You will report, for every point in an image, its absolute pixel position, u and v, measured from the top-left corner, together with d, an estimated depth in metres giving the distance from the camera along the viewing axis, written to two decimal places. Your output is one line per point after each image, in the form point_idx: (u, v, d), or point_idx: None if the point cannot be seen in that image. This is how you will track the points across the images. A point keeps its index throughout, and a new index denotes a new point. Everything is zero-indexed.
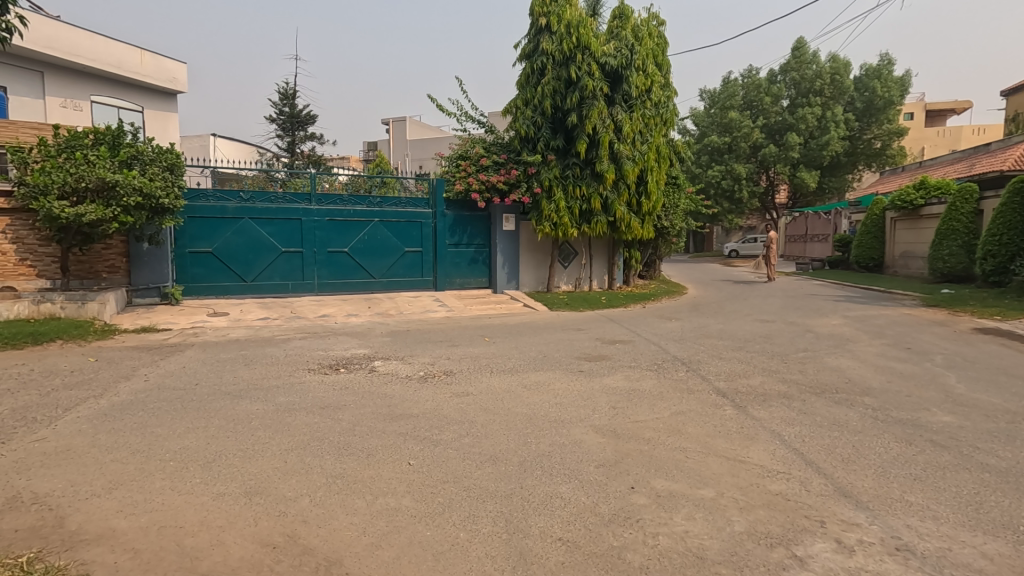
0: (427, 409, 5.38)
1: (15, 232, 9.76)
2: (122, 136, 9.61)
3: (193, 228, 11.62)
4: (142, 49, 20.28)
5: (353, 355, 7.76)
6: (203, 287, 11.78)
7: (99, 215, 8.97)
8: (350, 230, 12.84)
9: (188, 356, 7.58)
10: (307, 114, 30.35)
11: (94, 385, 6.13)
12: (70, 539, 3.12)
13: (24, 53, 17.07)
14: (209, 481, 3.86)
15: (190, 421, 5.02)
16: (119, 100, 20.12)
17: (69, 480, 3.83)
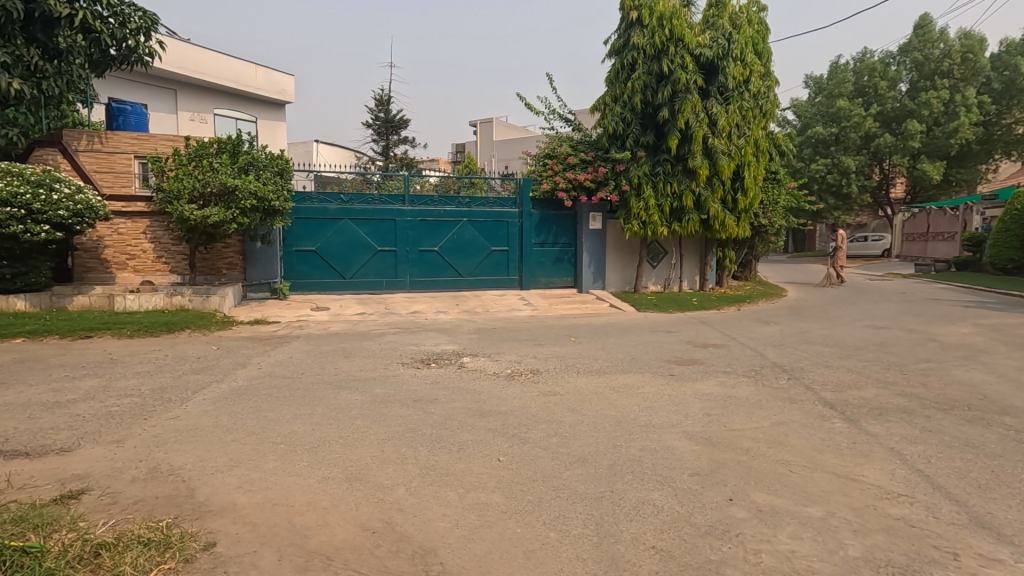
0: (514, 407, 5.43)
1: (154, 232, 11.02)
2: (241, 144, 10.51)
3: (299, 228, 12.47)
4: (256, 64, 22.13)
5: (443, 350, 8.00)
6: (307, 284, 12.63)
7: (221, 216, 9.93)
8: (440, 229, 13.27)
9: (294, 347, 8.19)
10: (401, 118, 31.73)
11: (216, 371, 6.79)
12: (200, 509, 3.46)
13: (160, 73, 19.22)
14: (315, 464, 4.14)
15: (296, 408, 5.41)
16: (237, 111, 22.07)
17: (198, 455, 4.26)
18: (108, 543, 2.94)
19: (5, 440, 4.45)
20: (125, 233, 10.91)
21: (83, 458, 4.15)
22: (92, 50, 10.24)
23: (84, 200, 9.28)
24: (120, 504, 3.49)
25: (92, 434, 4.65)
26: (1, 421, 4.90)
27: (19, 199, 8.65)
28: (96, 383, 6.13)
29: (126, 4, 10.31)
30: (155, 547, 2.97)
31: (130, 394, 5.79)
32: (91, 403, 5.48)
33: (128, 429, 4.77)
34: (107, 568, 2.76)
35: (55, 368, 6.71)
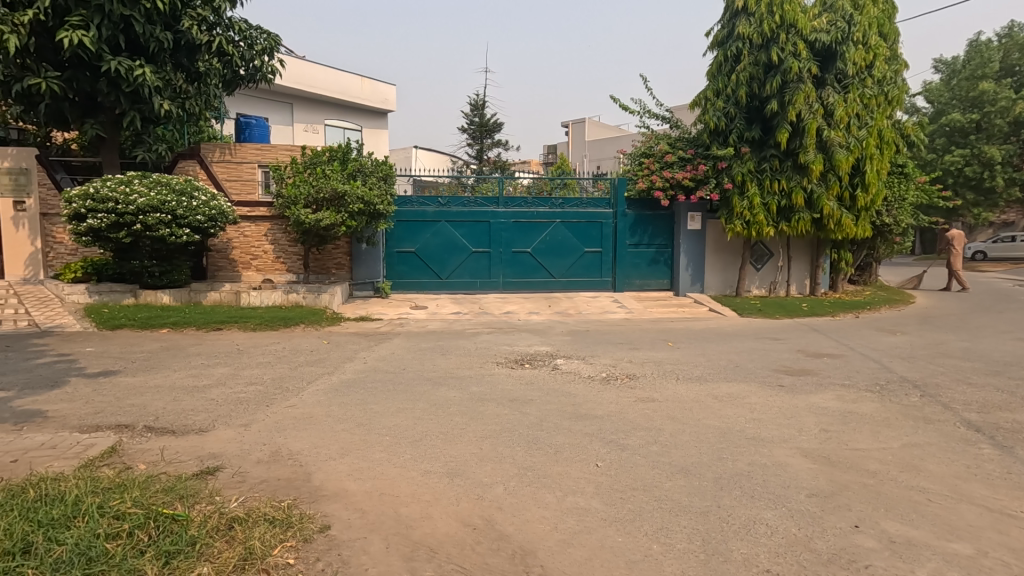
0: (611, 412, 5.31)
1: (274, 235, 12.06)
2: (350, 152, 11.22)
3: (400, 230, 13.05)
4: (362, 76, 23.57)
5: (536, 351, 8.03)
6: (407, 284, 13.20)
7: (332, 220, 10.65)
8: (533, 231, 13.35)
9: (395, 344, 8.60)
10: (494, 122, 32.37)
11: (327, 364, 7.29)
12: (315, 492, 3.72)
13: (280, 89, 21.06)
14: (417, 458, 4.30)
15: (398, 402, 5.65)
16: (345, 121, 23.64)
17: (313, 442, 4.58)
18: (239, 518, 3.22)
19: (155, 418, 5.05)
20: (249, 236, 12.03)
21: (218, 438, 4.62)
22: (225, 70, 11.41)
23: (217, 206, 10.43)
24: (248, 482, 3.83)
25: (224, 417, 5.16)
26: (152, 402, 5.57)
27: (167, 206, 9.74)
28: (226, 371, 6.81)
29: (252, 28, 11.42)
30: (280, 525, 3.21)
31: (254, 382, 6.37)
32: (222, 389, 6.09)
33: (253, 414, 5.24)
34: (239, 540, 3.03)
35: (193, 356, 7.54)
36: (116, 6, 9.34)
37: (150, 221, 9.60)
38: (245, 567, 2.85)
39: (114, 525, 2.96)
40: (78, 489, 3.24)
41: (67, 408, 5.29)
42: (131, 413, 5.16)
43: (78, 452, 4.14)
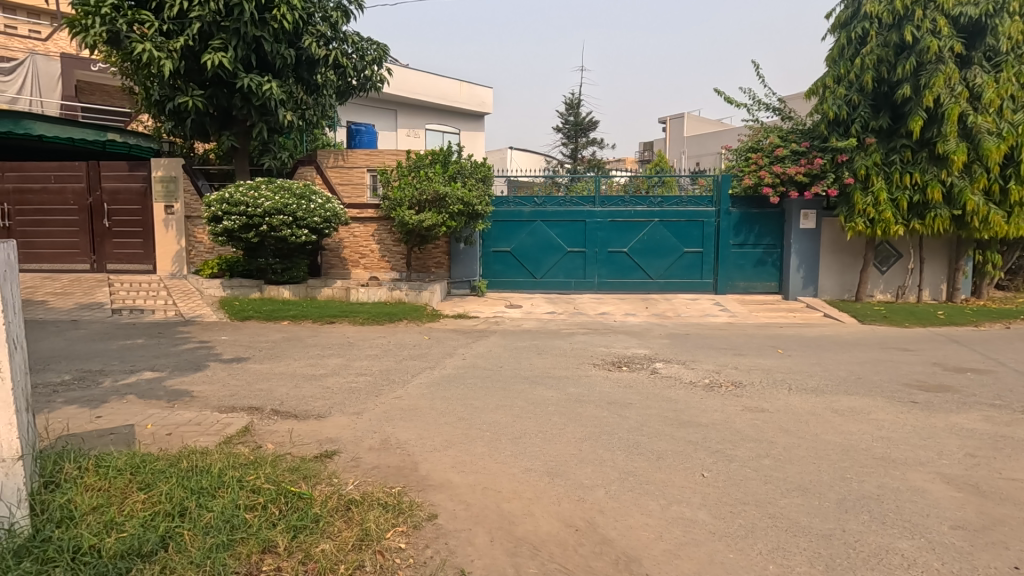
0: (716, 420, 5.06)
1: (380, 235, 12.77)
2: (450, 155, 11.63)
3: (496, 230, 13.30)
4: (460, 81, 24.35)
5: (634, 354, 7.84)
6: (502, 283, 13.43)
7: (434, 220, 11.08)
8: (630, 230, 13.05)
9: (492, 341, 8.78)
10: (590, 120, 32.09)
11: (429, 359, 7.60)
12: (422, 482, 3.88)
13: (385, 97, 22.28)
14: (517, 455, 4.35)
15: (497, 399, 5.76)
16: (444, 125, 24.55)
17: (419, 433, 4.79)
18: (356, 500, 3.44)
19: (281, 403, 5.53)
20: (358, 236, 12.81)
21: (334, 424, 4.97)
22: (340, 82, 12.27)
23: (331, 208, 11.23)
24: (362, 467, 4.08)
25: (339, 405, 5.54)
26: (277, 387, 6.11)
27: (289, 208, 10.65)
28: (339, 362, 7.32)
29: (364, 40, 12.22)
30: (392, 510, 3.39)
31: (364, 373, 6.79)
32: (337, 378, 6.56)
33: (364, 404, 5.58)
34: (357, 521, 3.23)
35: (311, 347, 8.18)
36: (250, 28, 10.37)
37: (275, 223, 10.56)
38: (362, 547, 3.03)
39: (252, 497, 3.27)
40: (221, 463, 3.61)
41: (208, 389, 5.95)
42: (260, 397, 5.70)
43: (219, 429, 4.64)
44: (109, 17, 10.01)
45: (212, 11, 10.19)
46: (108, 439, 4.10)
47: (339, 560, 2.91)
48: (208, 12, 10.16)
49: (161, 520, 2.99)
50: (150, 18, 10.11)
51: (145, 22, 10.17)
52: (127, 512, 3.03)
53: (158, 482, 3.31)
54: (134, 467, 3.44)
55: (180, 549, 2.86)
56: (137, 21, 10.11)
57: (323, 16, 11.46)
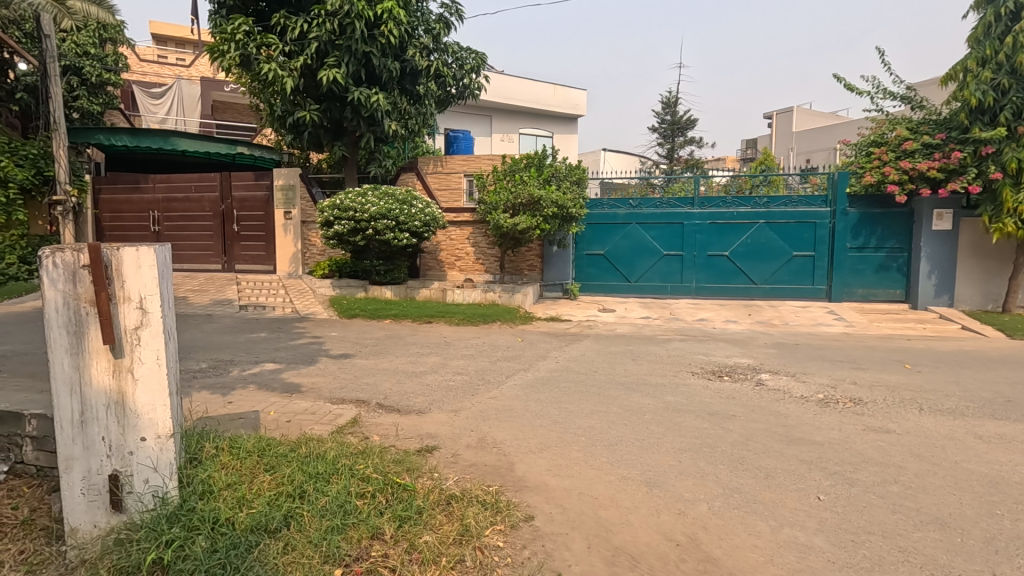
0: (832, 439, 4.65)
1: (475, 238, 13.10)
2: (545, 158, 11.67)
3: (590, 233, 13.17)
4: (555, 84, 24.41)
5: (737, 363, 7.42)
6: (595, 286, 13.26)
7: (528, 224, 11.21)
8: (732, 233, 12.40)
9: (585, 345, 8.71)
10: (688, 118, 30.92)
11: (523, 360, 7.68)
12: (518, 482, 3.92)
13: (481, 103, 22.90)
14: (614, 462, 4.27)
15: (592, 404, 5.69)
16: (538, 129, 24.72)
17: (515, 434, 4.85)
18: (457, 496, 3.54)
19: (385, 397, 5.84)
20: (455, 239, 13.22)
21: (433, 420, 5.17)
22: (440, 91, 12.90)
23: (430, 213, 11.72)
24: (460, 464, 4.20)
25: (438, 402, 5.75)
26: (381, 382, 6.47)
27: (392, 213, 11.24)
28: (437, 360, 7.61)
29: (463, 49, 12.77)
30: (490, 508, 3.45)
31: (461, 372, 7.00)
32: (436, 375, 6.82)
33: (462, 402, 5.75)
34: (457, 516, 3.32)
35: (411, 345, 8.57)
36: (361, 45, 11.08)
37: (380, 227, 11.15)
38: (462, 542, 3.12)
39: (362, 485, 3.48)
40: (335, 451, 3.88)
41: (320, 382, 6.42)
42: (366, 391, 6.06)
43: (331, 419, 4.99)
44: (241, 42, 11.08)
45: (328, 31, 10.99)
46: (240, 421, 4.54)
47: (441, 552, 3.01)
48: (324, 32, 10.97)
49: (284, 500, 3.26)
50: (275, 40, 11.10)
51: (270, 45, 11.15)
52: (256, 490, 3.32)
53: (281, 465, 3.61)
54: (261, 450, 3.77)
55: (300, 529, 3.11)
56: (265, 44, 11.13)
57: (426, 29, 12.11)
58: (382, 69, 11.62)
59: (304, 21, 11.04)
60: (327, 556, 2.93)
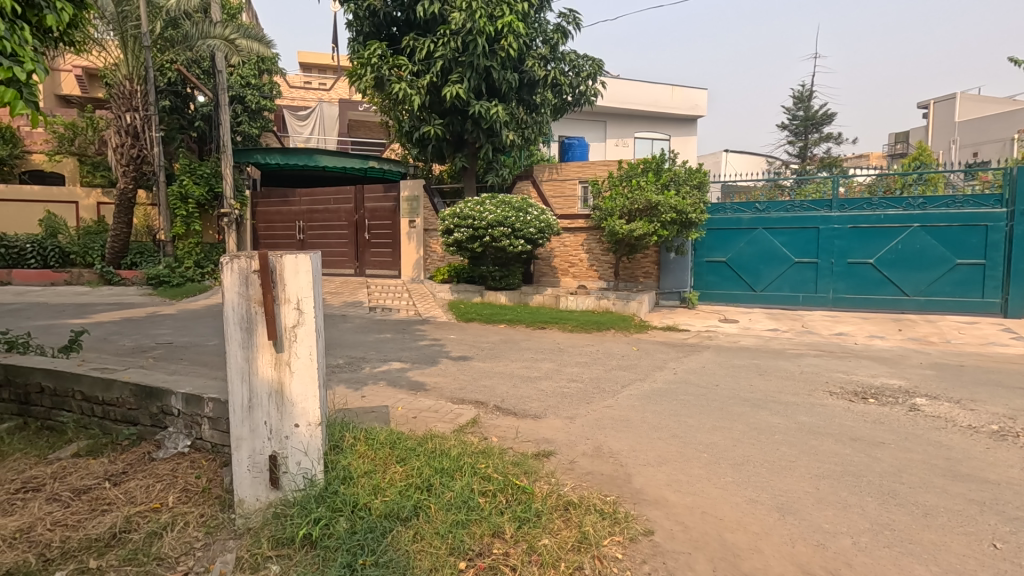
0: (1011, 479, 3.99)
1: (589, 245, 13.05)
2: (663, 163, 11.35)
3: (711, 239, 12.54)
4: (672, 85, 23.62)
5: (884, 384, 6.63)
6: (716, 294, 12.57)
7: (645, 230, 10.94)
8: (878, 238, 11.13)
9: (705, 357, 8.30)
10: (824, 113, 28.32)
11: (638, 370, 7.51)
12: (636, 495, 3.84)
13: (596, 109, 22.80)
14: (740, 483, 4.02)
15: (714, 420, 5.40)
16: (655, 132, 24.06)
17: (631, 445, 4.75)
18: (574, 503, 3.55)
19: (502, 400, 6.02)
20: (569, 245, 13.28)
21: (549, 426, 5.22)
22: (556, 99, 13.12)
23: (544, 220, 11.92)
24: (577, 471, 4.21)
25: (553, 407, 5.80)
26: (497, 385, 6.67)
27: (509, 221, 11.54)
28: (552, 366, 7.68)
29: (580, 57, 12.96)
30: (608, 518, 3.42)
31: (575, 379, 7.00)
32: (550, 381, 6.88)
33: (577, 409, 5.75)
34: (574, 523, 3.33)
35: (525, 350, 8.74)
36: (482, 60, 11.57)
37: (497, 234, 11.49)
38: (581, 549, 3.12)
39: (484, 484, 3.62)
40: (458, 449, 4.06)
41: (442, 382, 6.78)
42: (485, 393, 6.29)
43: (452, 418, 5.24)
44: (376, 66, 12.03)
45: (453, 49, 11.59)
46: (374, 416, 4.95)
47: (560, 556, 3.04)
48: (449, 50, 11.59)
49: (414, 492, 3.49)
50: (406, 62, 11.94)
51: (401, 66, 11.99)
52: (389, 480, 3.58)
53: (411, 458, 3.86)
54: (392, 443, 4.05)
55: (428, 519, 3.30)
56: (396, 66, 11.98)
57: (544, 40, 12.48)
58: (502, 81, 12.06)
59: (430, 42, 11.76)
60: (452, 548, 3.08)
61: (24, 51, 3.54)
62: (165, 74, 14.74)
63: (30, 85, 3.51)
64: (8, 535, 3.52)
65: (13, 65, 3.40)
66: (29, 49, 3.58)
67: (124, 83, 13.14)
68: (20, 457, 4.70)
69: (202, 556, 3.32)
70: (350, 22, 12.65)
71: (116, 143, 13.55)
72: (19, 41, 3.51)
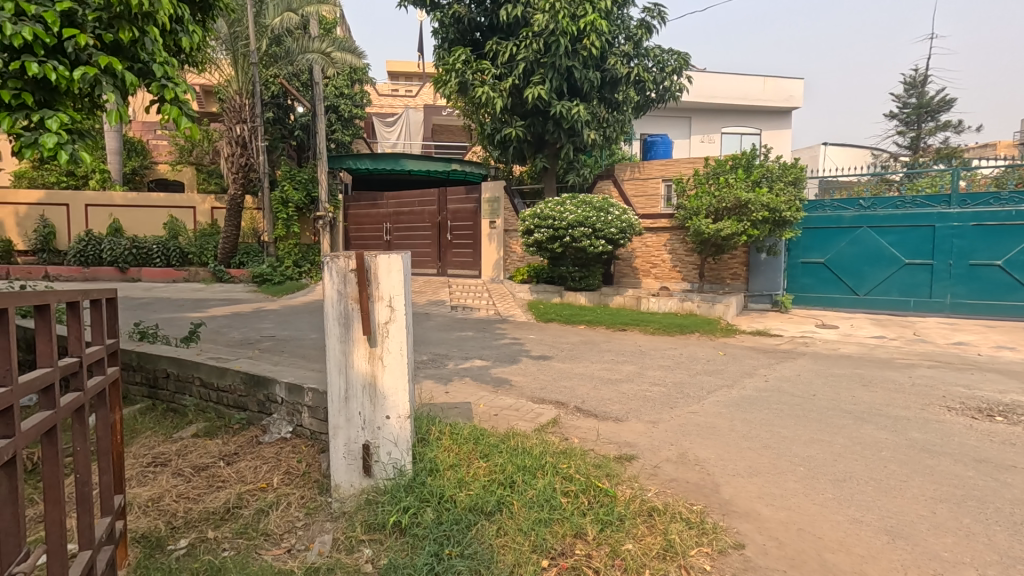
0: None
1: (673, 245, 12.64)
2: (755, 158, 10.80)
3: (807, 239, 11.76)
4: (764, 76, 22.26)
5: (1014, 401, 5.91)
6: (813, 298, 11.77)
7: (733, 230, 10.43)
8: (1008, 237, 9.93)
9: (800, 364, 7.78)
10: (941, 99, 25.64)
11: (726, 376, 7.18)
12: (725, 506, 3.68)
13: (681, 106, 22.09)
14: (842, 501, 3.75)
15: (811, 431, 5.06)
16: (743, 126, 22.92)
17: (719, 454, 4.56)
18: (659, 509, 3.46)
19: (583, 401, 5.98)
20: (651, 246, 12.95)
21: (631, 429, 5.13)
22: (639, 96, 12.87)
23: (626, 219, 11.73)
24: (661, 477, 4.10)
25: (635, 411, 5.68)
26: (578, 386, 6.64)
27: (589, 221, 11.44)
28: (633, 369, 7.53)
29: (665, 51, 12.66)
30: (694, 528, 3.30)
31: (658, 383, 6.81)
32: (632, 384, 6.74)
33: (660, 413, 5.60)
34: (659, 530, 3.25)
35: (605, 352, 8.63)
36: (565, 60, 11.56)
37: (577, 234, 11.41)
38: (666, 557, 3.04)
39: (565, 484, 3.62)
40: (539, 448, 4.09)
41: (522, 380, 6.84)
42: (565, 394, 6.28)
43: (533, 417, 5.28)
44: (460, 71, 12.30)
45: (535, 51, 11.66)
46: (458, 412, 5.10)
47: (644, 563, 2.98)
48: (531, 52, 11.66)
49: (497, 487, 3.55)
50: (488, 66, 12.12)
51: (484, 70, 12.17)
52: (473, 474, 3.68)
53: (494, 454, 3.94)
54: (476, 438, 4.15)
55: (511, 515, 3.35)
56: (480, 70, 12.19)
57: (627, 37, 12.31)
58: (583, 79, 12.00)
59: (513, 45, 11.89)
60: (534, 546, 3.11)
61: (178, 76, 4.06)
62: (270, 88, 16.03)
63: (185, 103, 4.02)
64: (142, 503, 3.97)
65: (173, 85, 3.91)
66: (180, 75, 4.06)
67: (235, 97, 14.29)
68: (150, 435, 5.29)
69: (303, 535, 3.57)
70: (435, 30, 13.06)
71: (227, 153, 14.82)
72: (173, 67, 4.05)
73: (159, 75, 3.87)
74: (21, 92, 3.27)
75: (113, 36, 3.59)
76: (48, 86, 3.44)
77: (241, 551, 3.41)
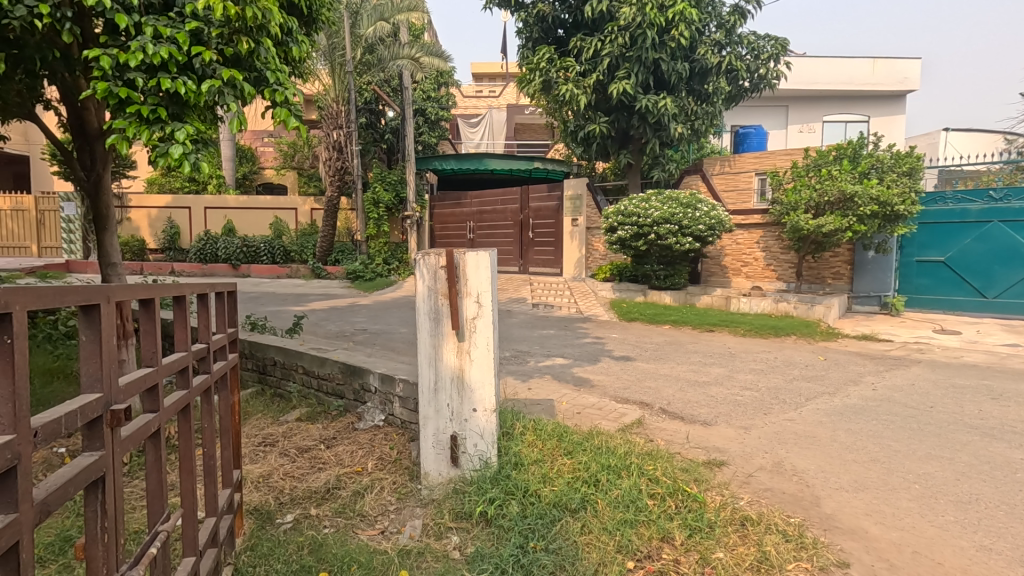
0: None
1: (766, 242, 11.95)
2: (862, 147, 9.97)
3: (923, 235, 10.67)
4: (874, 57, 20.34)
5: None
6: (930, 300, 10.67)
7: (836, 225, 9.66)
8: None
9: (915, 372, 7.08)
10: None
11: (827, 382, 6.68)
12: (827, 521, 3.43)
13: (778, 94, 20.82)
14: (966, 525, 3.38)
15: (928, 447, 4.59)
16: (849, 114, 21.23)
17: (820, 465, 4.26)
18: (752, 519, 3.29)
19: (668, 403, 5.81)
20: (742, 243, 12.32)
21: (720, 434, 4.91)
22: (731, 87, 12.30)
23: (716, 215, 11.24)
24: (754, 486, 3.90)
25: (725, 415, 5.44)
26: (663, 387, 6.45)
27: (675, 217, 11.08)
28: (722, 372, 7.20)
29: (760, 38, 12.04)
30: (792, 541, 3.11)
31: (749, 387, 6.47)
32: (721, 388, 6.45)
33: (752, 419, 5.32)
34: (753, 540, 3.10)
35: (692, 353, 8.32)
36: (651, 52, 11.31)
37: (662, 231, 11.08)
38: (761, 569, 2.89)
39: (651, 485, 3.55)
40: (623, 448, 4.04)
41: (605, 380, 6.75)
42: (649, 395, 6.12)
43: (616, 417, 5.20)
44: (544, 69, 12.32)
45: (620, 45, 11.37)
46: (541, 409, 5.13)
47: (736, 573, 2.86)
48: (617, 47, 11.39)
49: (582, 485, 3.55)
50: (572, 63, 12.02)
51: (568, 68, 12.10)
52: (557, 470, 3.70)
53: (578, 452, 3.93)
54: (559, 435, 4.16)
55: (596, 514, 3.34)
56: (564, 68, 12.12)
57: (718, 25, 11.86)
58: (670, 71, 11.67)
59: (598, 40, 11.68)
60: (620, 546, 3.07)
61: (288, 81, 4.39)
62: (364, 94, 16.94)
63: (294, 105, 4.35)
64: (254, 478, 4.36)
65: (283, 89, 4.26)
66: (291, 80, 4.40)
67: (333, 105, 15.22)
68: (260, 417, 5.79)
69: (395, 518, 3.75)
70: (519, 30, 13.16)
71: (325, 157, 15.78)
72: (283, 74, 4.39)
73: (272, 81, 4.23)
74: (158, 106, 3.66)
75: (233, 49, 3.94)
76: (179, 100, 3.83)
77: (340, 529, 3.64)
